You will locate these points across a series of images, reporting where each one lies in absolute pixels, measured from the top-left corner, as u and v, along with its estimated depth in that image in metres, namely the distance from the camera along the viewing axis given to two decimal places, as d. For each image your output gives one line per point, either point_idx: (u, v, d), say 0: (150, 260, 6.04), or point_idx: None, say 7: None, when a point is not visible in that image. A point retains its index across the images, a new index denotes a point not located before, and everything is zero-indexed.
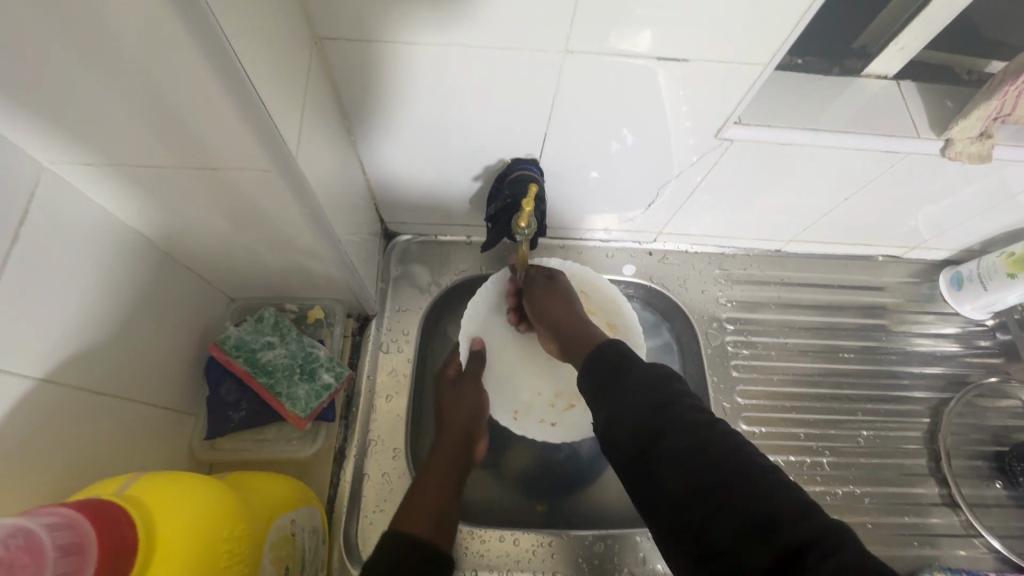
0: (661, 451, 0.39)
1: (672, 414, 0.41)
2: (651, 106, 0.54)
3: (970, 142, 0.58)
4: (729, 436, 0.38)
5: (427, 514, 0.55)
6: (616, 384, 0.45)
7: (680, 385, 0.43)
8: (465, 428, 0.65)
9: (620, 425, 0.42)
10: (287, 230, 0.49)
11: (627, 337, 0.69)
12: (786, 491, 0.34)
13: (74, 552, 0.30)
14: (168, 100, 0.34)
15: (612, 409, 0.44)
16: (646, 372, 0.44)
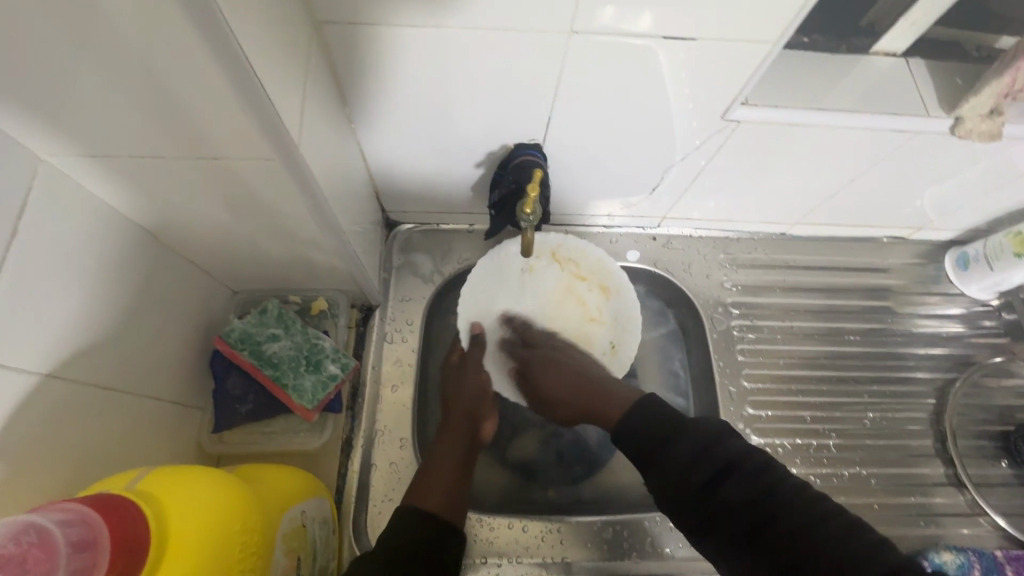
0: (728, 509, 0.42)
1: (735, 474, 0.43)
2: (657, 88, 0.52)
3: (981, 120, 0.57)
4: (792, 488, 0.41)
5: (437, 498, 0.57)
6: (667, 452, 0.46)
7: (732, 440, 0.45)
8: (469, 409, 0.65)
9: (680, 486, 0.44)
10: (290, 220, 0.49)
11: (621, 298, 0.68)
12: (842, 526, 0.38)
13: (86, 547, 0.29)
14: (166, 90, 0.34)
15: (667, 472, 0.45)
16: (699, 432, 0.46)
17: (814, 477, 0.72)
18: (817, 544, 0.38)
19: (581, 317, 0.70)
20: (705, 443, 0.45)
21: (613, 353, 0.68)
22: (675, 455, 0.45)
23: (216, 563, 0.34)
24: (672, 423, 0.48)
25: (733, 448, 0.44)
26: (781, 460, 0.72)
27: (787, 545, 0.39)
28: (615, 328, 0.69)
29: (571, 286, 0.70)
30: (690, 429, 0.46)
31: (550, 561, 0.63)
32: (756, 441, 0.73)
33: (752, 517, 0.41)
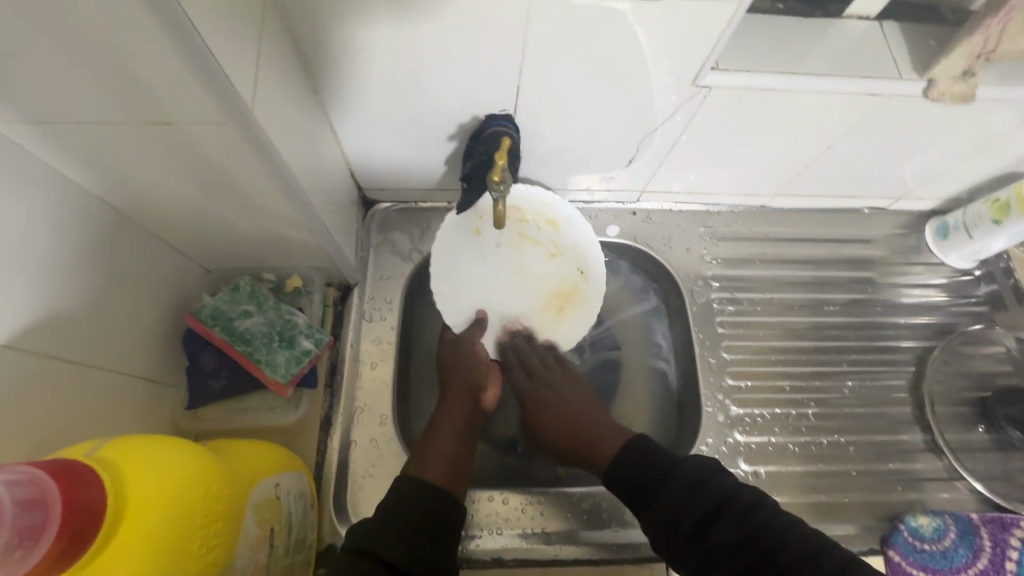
0: (724, 543, 0.45)
1: (730, 510, 0.47)
2: (626, 55, 0.52)
3: (953, 81, 0.57)
4: (780, 526, 0.45)
5: (441, 464, 0.56)
6: (659, 496, 0.50)
7: (720, 479, 0.49)
8: (473, 382, 0.65)
9: (677, 527, 0.48)
10: (254, 192, 0.48)
11: (572, 227, 0.70)
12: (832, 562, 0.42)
13: (36, 507, 0.30)
14: (110, 50, 0.33)
15: (664, 515, 0.49)
16: (689, 473, 0.50)
17: (794, 446, 0.72)
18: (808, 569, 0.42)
19: (541, 257, 0.71)
20: (699, 481, 0.49)
21: (583, 274, 0.70)
22: (671, 495, 0.49)
23: (176, 526, 0.35)
24: (664, 466, 0.52)
25: (725, 485, 0.48)
26: (761, 430, 0.72)
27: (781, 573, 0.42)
28: (577, 254, 0.71)
29: (522, 233, 0.70)
30: (684, 470, 0.51)
31: (530, 533, 0.64)
32: (736, 412, 0.73)
33: (746, 548, 0.44)
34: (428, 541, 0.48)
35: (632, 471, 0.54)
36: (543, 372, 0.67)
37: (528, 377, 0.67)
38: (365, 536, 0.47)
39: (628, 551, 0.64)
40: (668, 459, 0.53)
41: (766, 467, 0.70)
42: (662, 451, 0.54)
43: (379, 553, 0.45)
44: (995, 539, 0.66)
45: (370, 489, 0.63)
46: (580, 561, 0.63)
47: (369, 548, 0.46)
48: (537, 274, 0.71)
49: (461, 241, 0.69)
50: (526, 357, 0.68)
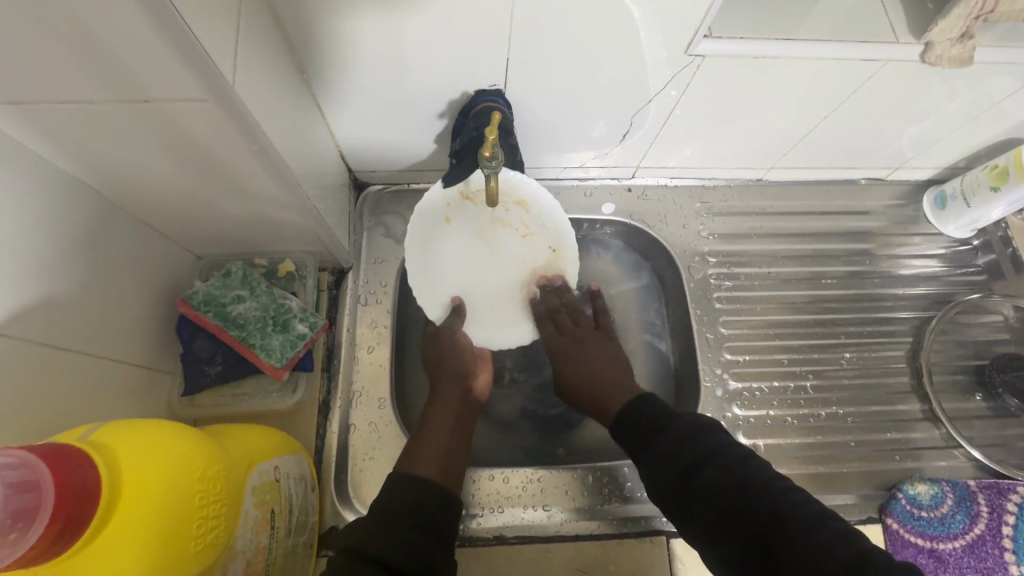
0: (704, 493, 0.46)
1: (711, 464, 0.47)
2: (619, 27, 0.51)
3: (951, 45, 0.56)
4: (765, 478, 0.45)
5: (433, 459, 0.56)
6: (653, 440, 0.52)
7: (714, 432, 0.50)
8: (459, 374, 0.65)
9: (662, 471, 0.49)
10: (239, 173, 0.47)
11: (540, 205, 0.69)
12: (809, 511, 0.42)
13: (29, 489, 0.30)
14: (84, 26, 0.32)
15: (654, 459, 0.51)
16: (684, 423, 0.51)
17: (792, 418, 0.72)
18: (780, 522, 0.42)
19: (515, 239, 0.70)
20: (689, 435, 0.50)
21: (556, 251, 0.70)
22: (664, 444, 0.51)
23: (173, 506, 0.35)
24: (661, 420, 0.54)
25: (714, 441, 0.49)
26: (759, 403, 0.73)
27: (753, 526, 0.43)
28: (549, 232, 0.70)
29: (498, 219, 0.69)
30: (675, 427, 0.52)
31: (531, 510, 0.64)
32: (734, 386, 0.73)
33: (722, 500, 0.45)
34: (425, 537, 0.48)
35: (631, 418, 0.56)
36: (573, 329, 0.68)
37: (557, 332, 0.68)
38: (361, 535, 0.46)
39: (627, 526, 0.64)
40: (666, 415, 0.54)
41: (764, 440, 0.71)
42: (662, 406, 0.55)
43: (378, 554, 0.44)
44: (992, 505, 0.66)
45: (371, 472, 0.63)
46: (581, 537, 0.63)
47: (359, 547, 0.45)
48: (511, 255, 0.70)
49: (431, 234, 0.68)
50: (560, 313, 0.69)
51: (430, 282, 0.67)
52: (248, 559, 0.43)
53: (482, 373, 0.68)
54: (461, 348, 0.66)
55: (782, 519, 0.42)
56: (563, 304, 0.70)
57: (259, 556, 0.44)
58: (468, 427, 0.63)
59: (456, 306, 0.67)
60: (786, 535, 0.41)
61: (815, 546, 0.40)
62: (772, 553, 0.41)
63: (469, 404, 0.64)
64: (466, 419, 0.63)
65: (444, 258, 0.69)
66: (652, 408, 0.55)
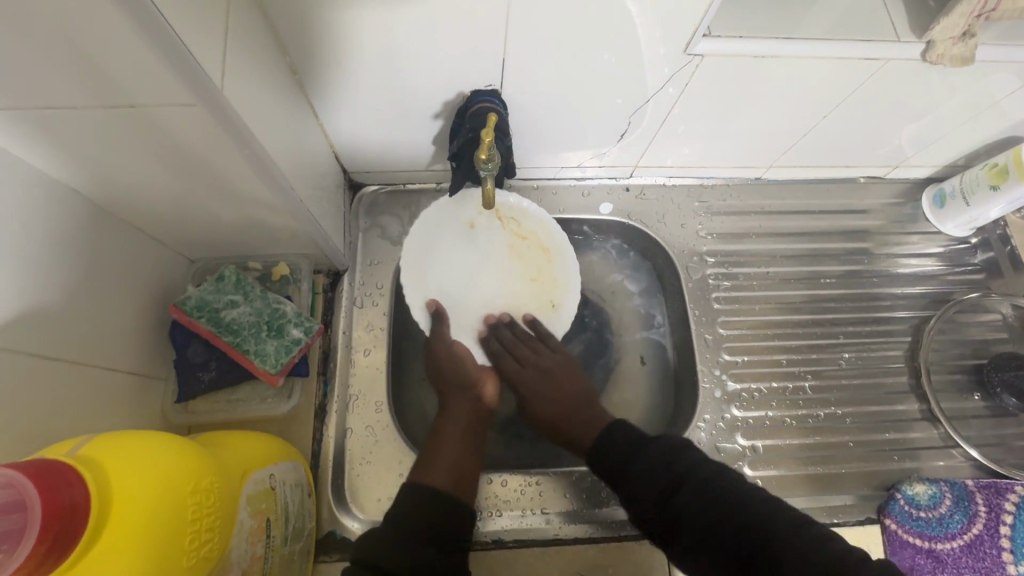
0: (685, 510, 0.47)
1: (687, 484, 0.48)
2: (617, 28, 0.50)
3: (952, 43, 0.55)
4: (739, 493, 0.47)
5: (446, 472, 0.57)
6: (630, 463, 0.53)
7: (691, 450, 0.52)
8: (464, 386, 0.65)
9: (640, 498, 0.50)
10: (231, 178, 0.46)
11: (560, 260, 0.68)
12: (781, 521, 0.44)
13: (17, 509, 0.29)
14: (67, 32, 0.31)
15: (632, 485, 0.51)
16: (660, 443, 0.52)
17: (790, 419, 0.72)
18: (760, 532, 0.43)
19: (522, 273, 0.69)
20: (665, 457, 0.51)
21: (550, 282, 0.69)
22: (637, 472, 0.51)
23: (167, 520, 0.34)
24: (637, 444, 0.54)
25: (688, 460, 0.50)
26: (758, 404, 0.72)
27: (735, 535, 0.44)
28: (557, 287, 0.69)
29: (512, 245, 0.69)
30: (655, 443, 0.53)
31: (530, 514, 0.64)
32: (733, 387, 0.73)
33: (702, 516, 0.46)
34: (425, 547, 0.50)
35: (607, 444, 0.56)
36: (534, 358, 0.66)
37: (517, 363, 0.66)
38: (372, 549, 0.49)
39: (626, 528, 0.64)
40: (647, 434, 0.54)
41: (763, 441, 0.71)
42: (640, 433, 0.56)
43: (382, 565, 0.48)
44: (989, 505, 0.67)
45: (368, 476, 0.63)
46: (580, 540, 0.63)
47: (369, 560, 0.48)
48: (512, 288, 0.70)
49: (436, 236, 0.67)
50: (516, 347, 0.67)
51: (421, 281, 0.66)
52: (244, 569, 0.42)
53: (490, 380, 0.67)
54: (461, 362, 0.66)
55: (761, 526, 0.44)
56: (517, 339, 0.67)
57: (256, 565, 0.44)
58: (482, 437, 0.63)
59: (436, 311, 0.64)
60: (768, 544, 0.43)
61: (794, 551, 0.41)
62: (759, 562, 0.42)
63: (480, 413, 0.64)
64: (479, 428, 0.63)
65: (443, 263, 0.67)
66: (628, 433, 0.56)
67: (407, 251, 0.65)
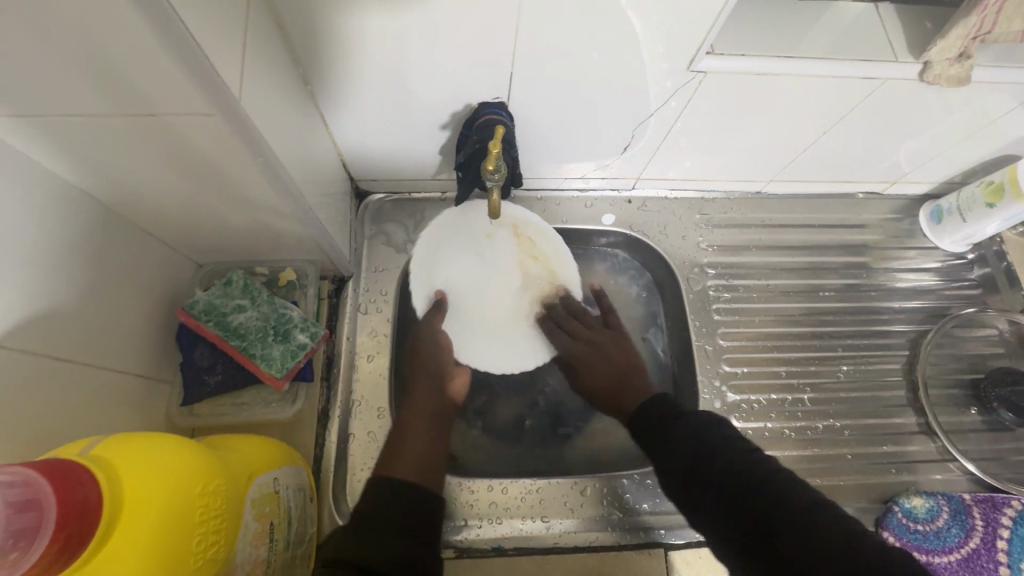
0: (710, 481, 0.46)
1: (719, 454, 0.48)
2: (621, 44, 0.51)
3: (949, 64, 0.56)
4: (771, 468, 0.45)
5: (411, 468, 0.57)
6: (665, 432, 0.54)
7: (723, 427, 0.51)
8: (435, 377, 0.65)
9: (674, 465, 0.50)
10: (243, 184, 0.47)
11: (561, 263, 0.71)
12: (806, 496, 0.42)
13: (30, 507, 0.30)
14: (93, 43, 0.32)
15: (669, 451, 0.52)
16: (693, 419, 0.53)
17: (789, 431, 0.73)
18: (777, 512, 0.42)
19: (529, 276, 0.70)
20: (699, 429, 0.51)
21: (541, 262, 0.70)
22: (676, 436, 0.52)
23: (175, 521, 0.35)
24: (675, 415, 0.55)
25: (717, 436, 0.50)
26: (757, 416, 0.73)
27: (750, 510, 0.43)
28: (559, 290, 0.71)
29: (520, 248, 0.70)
30: (685, 420, 0.53)
31: (529, 521, 0.64)
32: (732, 398, 0.74)
33: (724, 490, 0.45)
34: (400, 540, 0.48)
35: (647, 417, 0.57)
36: (588, 332, 0.68)
37: (570, 339, 0.68)
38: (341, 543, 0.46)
39: (626, 538, 0.64)
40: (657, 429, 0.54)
41: (761, 452, 0.71)
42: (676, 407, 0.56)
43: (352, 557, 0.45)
44: (986, 519, 0.67)
45: None
46: (579, 548, 0.63)
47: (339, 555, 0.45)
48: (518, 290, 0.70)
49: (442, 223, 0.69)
50: (567, 323, 0.69)
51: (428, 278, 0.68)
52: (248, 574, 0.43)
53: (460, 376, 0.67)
54: (440, 350, 0.66)
55: (783, 503, 0.42)
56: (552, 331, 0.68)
57: (259, 569, 0.44)
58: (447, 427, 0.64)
59: (438, 300, 0.67)
60: (785, 521, 0.41)
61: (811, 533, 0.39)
62: (772, 544, 0.41)
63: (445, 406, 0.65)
64: (442, 418, 0.64)
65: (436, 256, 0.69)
66: (667, 406, 0.57)
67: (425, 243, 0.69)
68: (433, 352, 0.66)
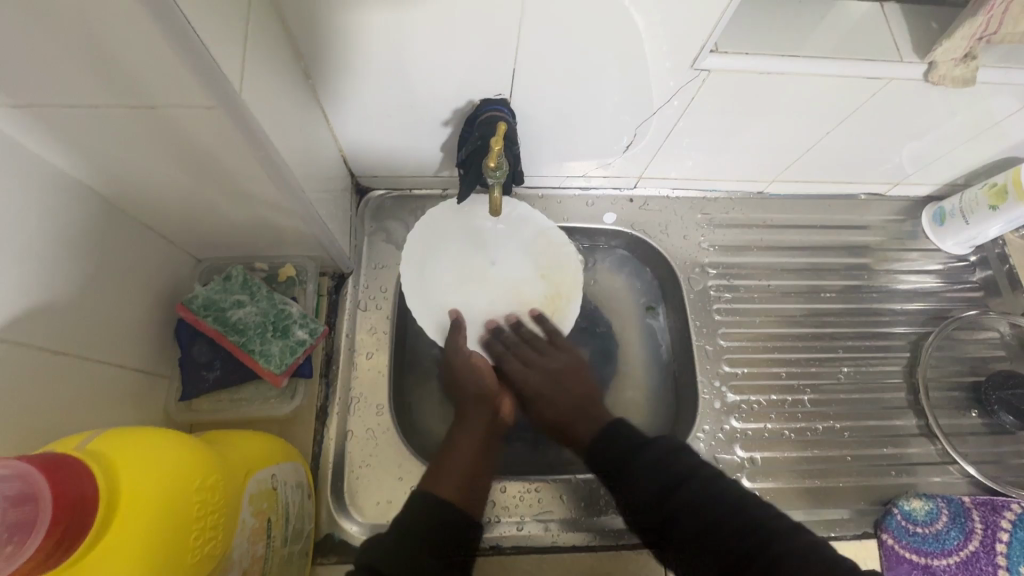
0: (681, 516, 0.49)
1: (687, 486, 0.50)
2: (624, 43, 0.51)
3: (954, 65, 0.56)
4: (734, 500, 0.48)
5: (454, 481, 0.61)
6: (633, 463, 0.54)
7: (688, 454, 0.53)
8: (481, 398, 0.69)
9: (638, 494, 0.52)
10: (244, 177, 0.47)
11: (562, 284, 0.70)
12: (775, 526, 0.46)
13: (28, 501, 0.29)
14: (96, 34, 0.32)
15: (635, 486, 0.53)
16: (658, 446, 0.54)
17: (789, 431, 0.72)
18: (755, 541, 0.45)
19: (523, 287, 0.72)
20: (665, 460, 0.52)
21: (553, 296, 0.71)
22: (638, 472, 0.53)
23: (172, 516, 0.35)
24: (639, 443, 0.56)
25: (685, 464, 0.51)
26: (757, 416, 0.73)
27: (727, 550, 0.46)
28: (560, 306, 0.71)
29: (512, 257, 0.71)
30: (654, 446, 0.54)
31: (529, 520, 0.64)
32: (732, 398, 0.73)
33: (697, 520, 0.48)
34: (431, 561, 0.51)
35: (612, 446, 0.58)
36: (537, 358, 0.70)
37: (521, 362, 0.70)
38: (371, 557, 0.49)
39: (625, 537, 0.64)
40: (641, 441, 0.56)
41: (761, 453, 0.71)
42: (641, 432, 0.58)
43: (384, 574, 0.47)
44: (986, 522, 0.67)
45: (367, 479, 0.63)
46: (578, 548, 0.63)
47: (372, 566, 0.48)
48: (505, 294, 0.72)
49: (437, 245, 0.69)
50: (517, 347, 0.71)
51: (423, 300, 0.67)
52: (245, 569, 0.43)
53: (506, 398, 0.70)
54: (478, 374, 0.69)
55: (755, 543, 0.45)
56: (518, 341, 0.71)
57: (255, 565, 0.44)
58: (496, 447, 0.67)
59: (455, 322, 0.68)
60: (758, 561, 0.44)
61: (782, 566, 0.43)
62: (750, 575, 0.44)
63: (496, 426, 0.68)
64: (490, 441, 0.67)
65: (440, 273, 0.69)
66: (630, 437, 0.58)
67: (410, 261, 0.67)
68: (470, 370, 0.69)
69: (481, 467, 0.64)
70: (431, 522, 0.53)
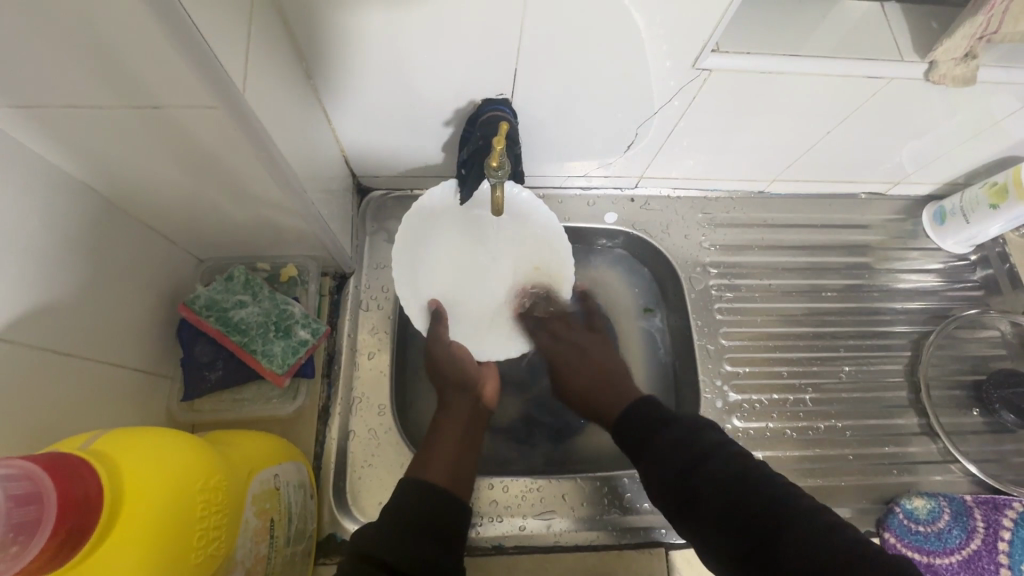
0: (702, 489, 0.46)
1: (710, 461, 0.47)
2: (626, 43, 0.51)
3: (955, 64, 0.56)
4: (760, 476, 0.45)
5: (443, 468, 0.57)
6: (655, 438, 0.52)
7: (713, 432, 0.51)
8: (463, 384, 0.66)
9: (660, 469, 0.50)
10: (246, 177, 0.47)
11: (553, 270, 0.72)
12: (802, 503, 0.42)
13: (31, 501, 0.29)
14: (100, 34, 0.32)
15: (657, 461, 0.50)
16: (683, 423, 0.52)
17: (791, 431, 0.73)
18: (777, 518, 0.42)
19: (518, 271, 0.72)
20: (688, 436, 0.50)
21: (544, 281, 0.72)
22: (662, 446, 0.51)
23: (175, 515, 0.35)
24: (662, 419, 0.54)
25: (710, 440, 0.49)
26: (758, 415, 0.73)
27: (749, 521, 0.43)
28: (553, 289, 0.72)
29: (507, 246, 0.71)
30: (677, 424, 0.52)
31: (531, 519, 0.64)
32: (734, 397, 0.73)
33: (719, 496, 0.45)
34: (427, 542, 0.48)
35: (634, 422, 0.56)
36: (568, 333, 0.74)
37: (552, 337, 0.73)
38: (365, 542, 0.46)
39: (627, 537, 0.64)
40: (664, 417, 0.54)
41: (763, 452, 0.71)
42: (664, 410, 0.56)
43: (378, 554, 0.45)
44: (988, 520, 0.67)
45: (370, 479, 0.63)
46: (580, 547, 0.63)
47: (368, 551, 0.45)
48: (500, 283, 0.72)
49: (430, 231, 0.68)
50: (549, 323, 0.73)
51: (416, 290, 0.67)
52: (248, 569, 0.43)
53: (487, 383, 0.68)
54: (456, 359, 0.67)
55: (781, 515, 0.42)
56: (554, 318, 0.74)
57: (258, 565, 0.44)
58: (480, 432, 0.64)
59: (435, 310, 0.66)
60: (784, 532, 0.41)
61: (814, 546, 0.39)
62: (774, 553, 0.40)
63: (478, 413, 0.66)
64: (475, 427, 0.64)
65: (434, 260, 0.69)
66: (648, 418, 0.55)
67: (402, 247, 0.66)
68: (450, 357, 0.67)
69: (470, 453, 0.61)
70: (429, 509, 0.51)
